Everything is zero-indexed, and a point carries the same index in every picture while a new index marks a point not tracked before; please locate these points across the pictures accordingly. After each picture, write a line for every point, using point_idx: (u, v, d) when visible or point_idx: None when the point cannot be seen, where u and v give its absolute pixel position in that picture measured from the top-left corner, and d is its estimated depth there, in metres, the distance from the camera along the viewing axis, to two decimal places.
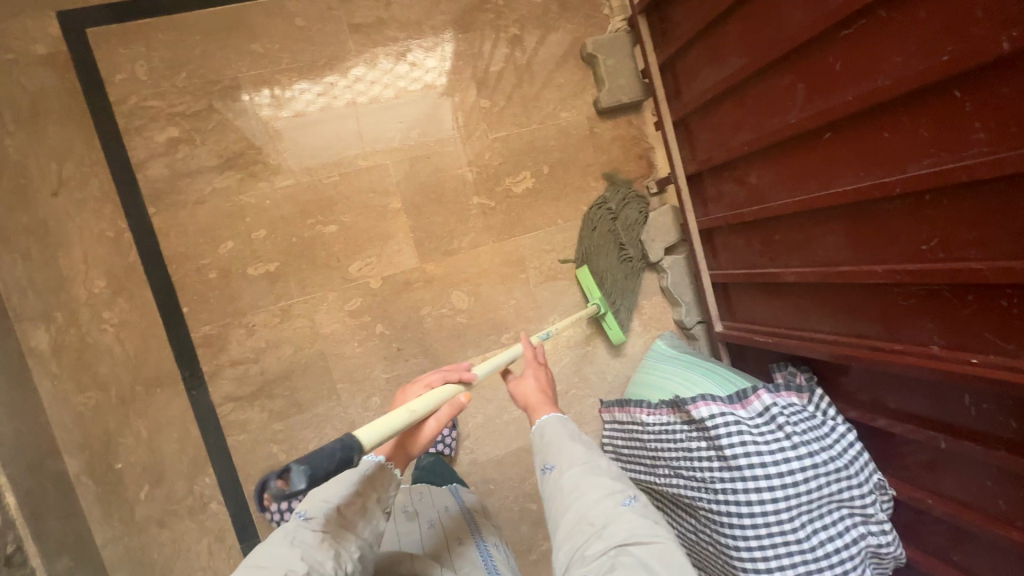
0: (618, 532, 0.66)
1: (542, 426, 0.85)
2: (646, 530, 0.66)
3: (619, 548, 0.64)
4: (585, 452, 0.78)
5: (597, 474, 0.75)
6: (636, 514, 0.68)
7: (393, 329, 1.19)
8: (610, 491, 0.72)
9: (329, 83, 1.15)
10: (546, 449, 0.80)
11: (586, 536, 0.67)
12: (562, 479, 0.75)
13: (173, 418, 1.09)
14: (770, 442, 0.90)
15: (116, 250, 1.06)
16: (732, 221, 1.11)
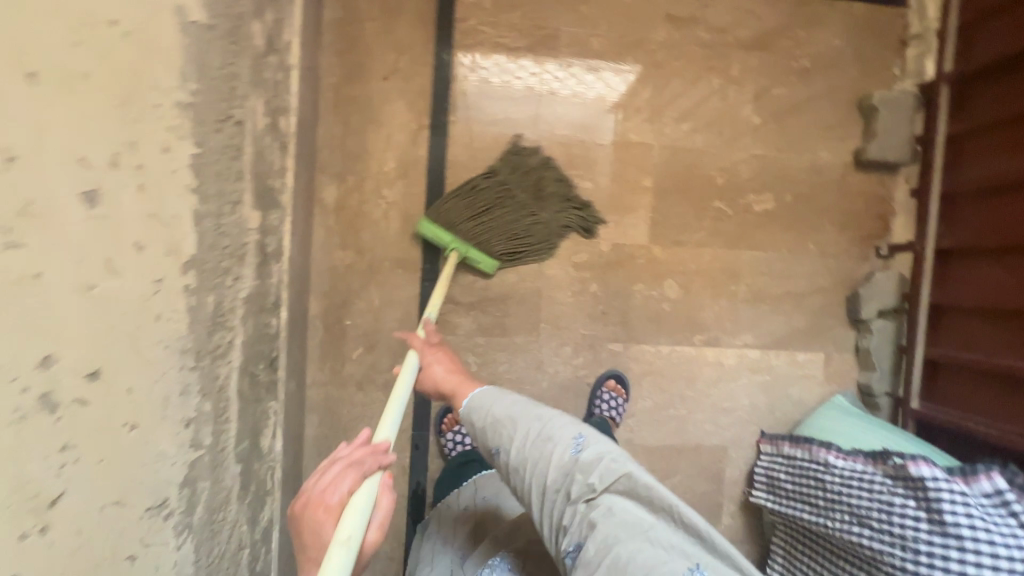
0: (581, 489, 0.79)
1: (469, 408, 0.90)
2: (602, 466, 0.80)
3: (590, 503, 0.79)
4: (528, 412, 0.86)
5: (545, 430, 0.84)
6: (607, 449, 0.82)
7: (605, 293, 1.26)
8: (557, 450, 0.82)
9: (549, 64, 1.22)
10: (485, 431, 0.86)
11: (558, 503, 0.81)
12: (512, 455, 0.84)
13: (401, 300, 1.20)
14: (998, 525, 0.88)
15: (412, 141, 1.19)
16: (980, 304, 1.10)
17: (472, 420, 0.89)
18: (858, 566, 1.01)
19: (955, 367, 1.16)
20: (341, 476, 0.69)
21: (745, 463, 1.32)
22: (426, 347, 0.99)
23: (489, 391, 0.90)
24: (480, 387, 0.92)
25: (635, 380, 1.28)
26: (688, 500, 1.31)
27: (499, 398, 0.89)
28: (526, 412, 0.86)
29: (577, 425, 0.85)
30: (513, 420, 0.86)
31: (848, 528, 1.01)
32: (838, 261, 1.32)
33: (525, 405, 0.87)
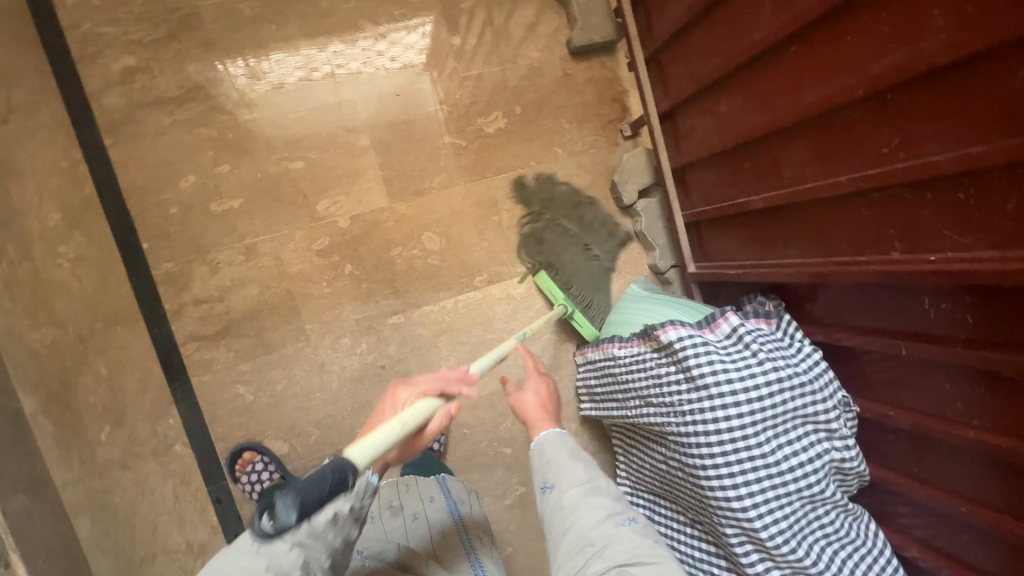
0: (617, 553, 0.67)
1: (539, 446, 0.85)
2: (647, 548, 0.69)
3: (616, 570, 0.65)
4: (593, 467, 0.80)
5: (596, 493, 0.76)
6: (636, 536, 0.70)
7: (362, 270, 1.17)
8: (605, 514, 0.73)
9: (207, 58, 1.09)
10: (546, 468, 0.81)
11: (586, 558, 0.68)
12: (564, 500, 0.76)
13: (134, 357, 1.06)
14: (737, 360, 0.90)
15: (71, 182, 1.02)
16: (703, 154, 1.11)
17: (545, 451, 0.84)
18: (659, 443, 1.02)
19: (708, 221, 1.18)
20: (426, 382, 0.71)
21: (569, 381, 1.31)
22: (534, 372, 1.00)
23: (559, 432, 0.86)
24: (549, 428, 0.88)
25: (430, 344, 1.22)
26: (529, 438, 1.29)
27: (564, 443, 0.84)
28: (580, 458, 0.81)
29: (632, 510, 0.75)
30: (587, 464, 0.80)
31: (640, 411, 1.02)
32: (589, 156, 1.31)
33: (584, 459, 0.81)
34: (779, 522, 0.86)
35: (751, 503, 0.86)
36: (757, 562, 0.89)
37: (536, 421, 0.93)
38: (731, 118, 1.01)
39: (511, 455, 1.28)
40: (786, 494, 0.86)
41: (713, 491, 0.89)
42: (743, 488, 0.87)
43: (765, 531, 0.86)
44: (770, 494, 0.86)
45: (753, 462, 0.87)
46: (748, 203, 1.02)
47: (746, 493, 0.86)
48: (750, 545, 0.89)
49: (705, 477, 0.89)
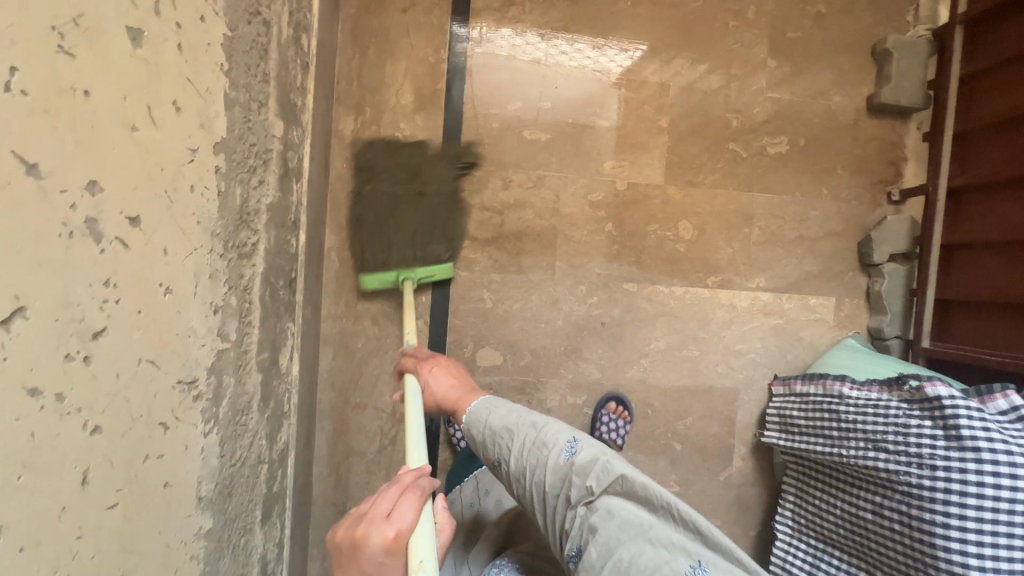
0: (580, 493, 0.80)
1: (468, 424, 0.93)
2: (598, 466, 0.80)
3: (590, 506, 0.79)
4: (508, 413, 0.90)
5: (534, 439, 0.86)
6: (582, 453, 0.82)
7: (620, 232, 1.26)
8: (550, 454, 0.83)
9: (567, 9, 1.23)
10: (486, 443, 0.90)
11: (560, 509, 0.82)
12: (512, 467, 0.86)
13: (418, 234, 1.20)
14: (1017, 438, 0.88)
15: (430, 75, 1.19)
16: (991, 238, 1.12)
17: (472, 433, 0.91)
18: (873, 490, 1.01)
19: (967, 304, 1.18)
20: (400, 501, 0.60)
21: (756, 406, 1.32)
22: (419, 361, 1.02)
23: (486, 401, 0.93)
24: (479, 397, 0.95)
25: (648, 320, 1.28)
26: (700, 442, 1.31)
27: (497, 407, 0.92)
28: (522, 419, 0.89)
29: (572, 430, 0.86)
30: (508, 430, 0.88)
31: (864, 454, 1.02)
32: (850, 205, 1.34)
33: (515, 410, 0.91)
34: None
35: None
36: None
37: (456, 398, 0.97)
38: None
39: (679, 451, 1.31)
40: None
41: (947, 552, 0.88)
42: (987, 561, 0.85)
43: None
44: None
45: (1007, 540, 0.85)
46: None
47: (989, 568, 0.85)
48: None
49: (943, 537, 0.89)
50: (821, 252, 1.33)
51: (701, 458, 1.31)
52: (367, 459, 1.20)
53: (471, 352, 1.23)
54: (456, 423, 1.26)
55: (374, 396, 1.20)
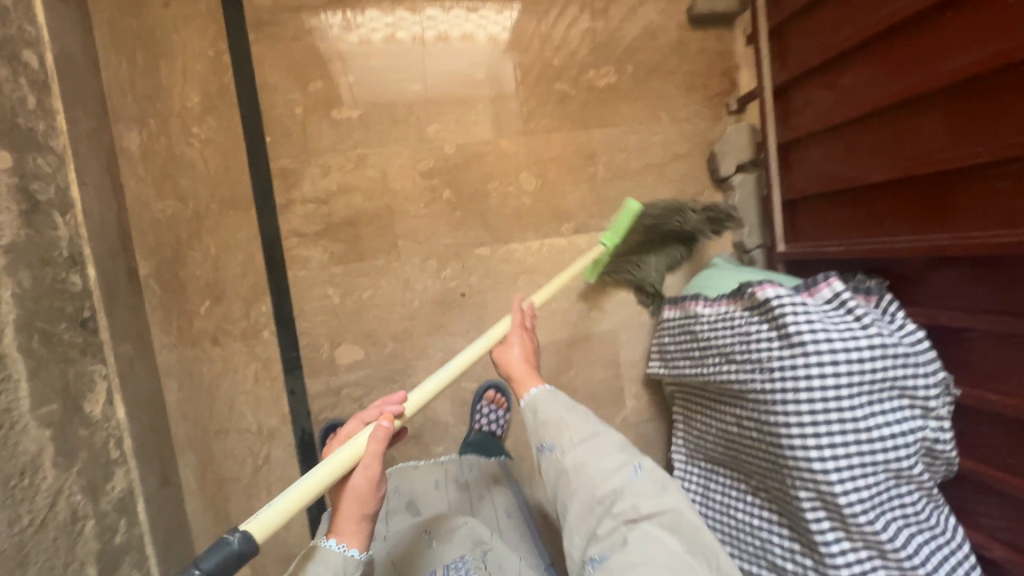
0: (626, 509, 0.78)
1: (529, 404, 0.90)
2: (659, 497, 0.80)
3: (630, 526, 0.77)
4: (582, 423, 0.87)
5: (595, 450, 0.84)
6: (643, 481, 0.81)
7: (459, 197, 1.21)
8: (614, 471, 0.82)
9: None
10: (537, 430, 0.88)
11: (597, 514, 0.79)
12: (564, 461, 0.84)
13: (241, 242, 1.12)
14: (839, 324, 0.88)
15: (214, 69, 1.10)
16: (814, 128, 1.10)
17: (531, 413, 0.89)
18: (733, 402, 1.01)
19: (806, 200, 1.17)
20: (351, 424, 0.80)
21: (637, 343, 1.31)
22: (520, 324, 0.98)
23: (545, 391, 0.90)
24: (538, 384, 0.92)
25: (509, 281, 1.24)
26: (588, 391, 1.30)
27: (556, 402, 0.89)
28: (578, 417, 0.87)
29: (639, 456, 0.84)
30: (568, 424, 0.86)
31: (719, 368, 1.01)
32: (691, 124, 1.31)
33: (573, 414, 0.87)
34: (860, 489, 0.84)
35: (834, 465, 0.85)
36: (828, 530, 0.87)
37: (521, 375, 0.93)
38: (856, 90, 1.00)
39: None
40: (871, 463, 0.85)
41: (793, 450, 0.88)
42: (825, 450, 0.85)
43: (844, 497, 0.84)
44: (853, 460, 0.85)
45: (841, 426, 0.85)
46: (862, 178, 1.01)
47: (830, 456, 0.85)
48: (822, 512, 0.88)
49: (787, 435, 0.89)
50: (671, 176, 1.31)
51: (593, 406, 1.30)
52: (244, 484, 1.15)
53: (329, 352, 1.17)
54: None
55: (234, 419, 1.14)
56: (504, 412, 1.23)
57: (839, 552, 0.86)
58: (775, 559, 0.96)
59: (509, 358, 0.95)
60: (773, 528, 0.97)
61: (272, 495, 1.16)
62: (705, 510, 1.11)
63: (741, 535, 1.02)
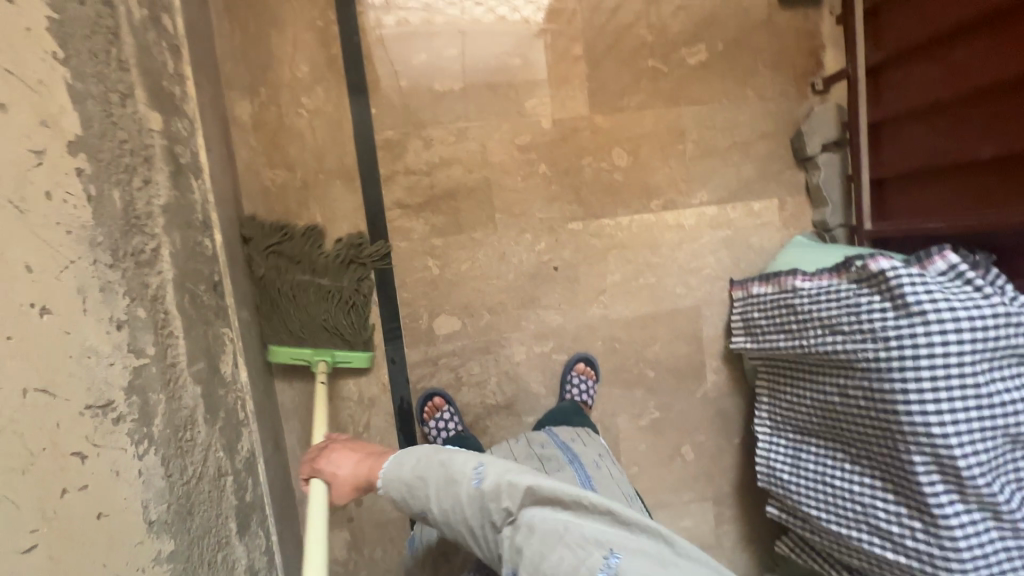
0: (502, 514, 0.70)
1: (385, 486, 0.78)
2: (508, 486, 0.71)
3: (514, 524, 0.70)
4: (419, 457, 0.77)
5: (437, 467, 0.75)
6: (489, 480, 0.72)
7: (554, 172, 1.22)
8: (456, 482, 0.73)
9: None
10: (405, 499, 0.77)
11: (490, 535, 0.72)
12: (434, 512, 0.75)
13: (346, 212, 1.14)
14: (957, 293, 0.90)
15: (322, 40, 1.11)
16: (914, 105, 1.12)
17: (389, 492, 0.77)
18: (836, 373, 1.04)
19: (899, 178, 1.19)
20: None
21: (720, 318, 1.34)
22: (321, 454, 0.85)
23: (394, 459, 0.78)
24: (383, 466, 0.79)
25: (600, 255, 1.26)
26: (672, 365, 1.33)
27: (405, 455, 0.78)
28: (431, 464, 0.76)
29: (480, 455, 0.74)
30: (421, 477, 0.76)
31: (824, 339, 1.04)
32: (777, 103, 1.32)
33: (421, 454, 0.78)
34: (978, 453, 0.87)
35: (953, 430, 0.88)
36: (942, 493, 0.90)
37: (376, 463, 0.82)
38: (964, 68, 1.01)
39: (653, 378, 1.32)
40: (988, 427, 0.88)
41: (909, 416, 0.91)
42: (944, 415, 0.88)
43: (963, 460, 0.87)
44: (971, 424, 0.88)
45: (960, 392, 0.88)
46: (969, 154, 1.03)
47: (948, 421, 0.88)
48: (936, 475, 0.91)
49: (903, 402, 0.92)
50: (756, 155, 1.33)
51: (676, 380, 1.33)
52: None
53: (427, 323, 1.19)
54: (431, 422, 1.18)
55: (337, 387, 1.17)
56: (592, 383, 1.25)
57: (953, 513, 0.90)
58: (879, 522, 0.99)
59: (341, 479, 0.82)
60: (876, 493, 1.00)
61: None
62: (796, 478, 1.14)
63: (839, 501, 1.06)
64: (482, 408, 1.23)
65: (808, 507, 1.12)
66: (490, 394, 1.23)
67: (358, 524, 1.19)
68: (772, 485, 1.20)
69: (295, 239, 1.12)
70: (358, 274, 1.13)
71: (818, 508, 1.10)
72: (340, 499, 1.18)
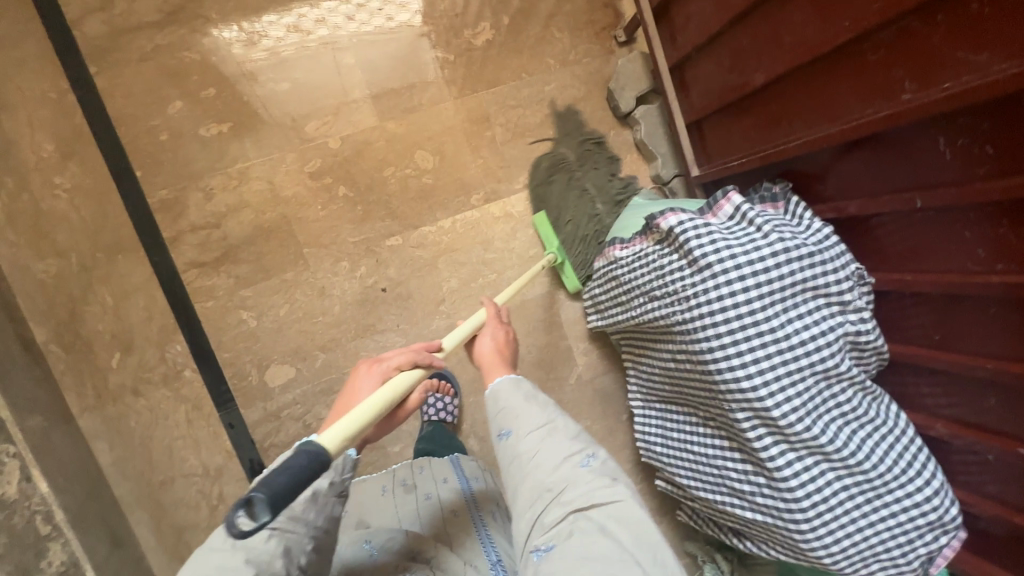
0: (576, 498, 0.67)
1: (493, 393, 0.81)
2: (604, 486, 0.68)
3: (577, 517, 0.66)
4: (536, 409, 0.77)
5: (551, 432, 0.74)
6: (594, 472, 0.69)
7: (356, 191, 1.16)
8: (569, 449, 0.72)
9: None
10: (496, 416, 0.78)
11: (545, 504, 0.68)
12: (519, 446, 0.74)
13: (137, 285, 1.07)
14: (741, 236, 0.85)
15: (61, 111, 1.03)
16: (700, 39, 1.04)
17: (496, 399, 0.80)
18: (664, 339, 0.98)
19: (709, 117, 1.12)
20: (399, 353, 0.76)
21: (575, 299, 1.28)
22: (493, 317, 1.02)
23: (512, 379, 0.82)
24: (507, 374, 0.92)
25: (429, 265, 1.20)
26: (536, 358, 1.27)
27: (527, 395, 0.79)
28: (525, 403, 0.77)
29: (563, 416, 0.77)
30: (546, 416, 0.76)
31: (646, 308, 0.98)
32: (581, 65, 1.26)
33: (532, 402, 0.78)
34: (792, 400, 0.82)
35: (762, 381, 0.83)
36: (771, 446, 0.85)
37: (494, 363, 0.95)
38: None
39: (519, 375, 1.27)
40: (797, 371, 0.82)
41: (721, 374, 0.86)
42: (750, 367, 0.83)
43: (776, 410, 0.82)
44: (779, 371, 0.82)
45: (760, 341, 0.83)
46: (752, 81, 0.95)
47: (755, 372, 0.83)
48: (761, 429, 0.86)
49: (713, 361, 0.86)
50: (573, 123, 1.26)
51: (544, 372, 1.28)
52: (203, 528, 1.12)
53: (258, 378, 1.13)
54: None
55: (177, 465, 1.11)
56: (452, 399, 1.22)
57: (785, 464, 0.85)
58: (733, 485, 0.94)
59: (480, 351, 0.97)
60: (725, 454, 0.95)
61: None
62: (667, 450, 1.09)
63: (701, 467, 1.01)
64: None
65: (681, 476, 1.07)
66: None
67: None
68: (654, 459, 1.15)
69: None
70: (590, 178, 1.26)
71: (688, 476, 1.05)
72: None
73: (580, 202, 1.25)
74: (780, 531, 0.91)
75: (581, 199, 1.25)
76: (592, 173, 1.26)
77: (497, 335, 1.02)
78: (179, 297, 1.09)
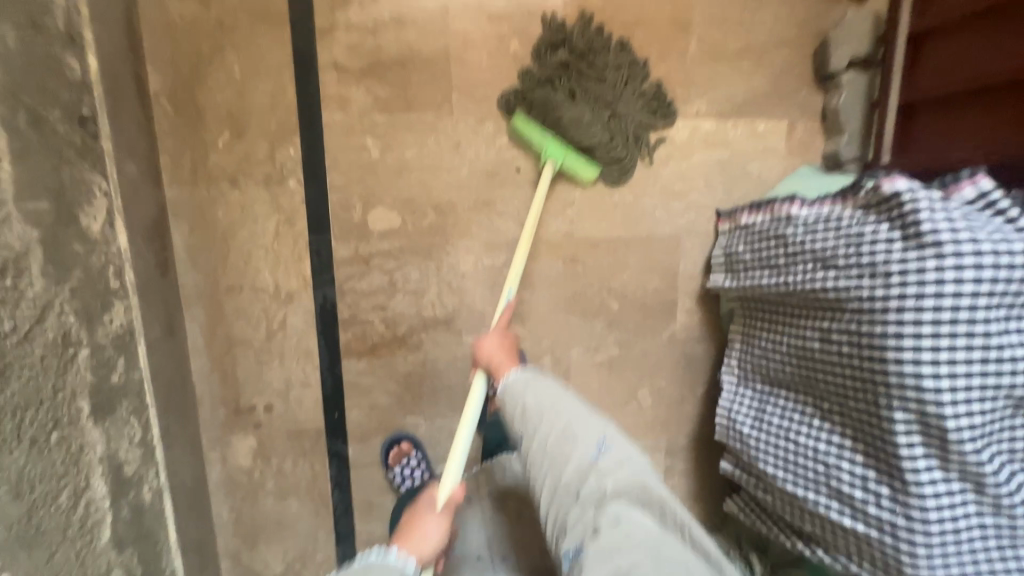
0: (594, 491, 0.77)
1: (504, 392, 0.87)
2: (622, 476, 0.79)
3: (602, 507, 0.76)
4: (558, 409, 0.83)
5: (569, 428, 0.81)
6: (609, 464, 0.79)
7: (528, 53, 1.03)
8: (576, 451, 0.80)
9: None
10: (515, 416, 0.85)
11: (568, 502, 0.78)
12: (536, 445, 0.82)
13: (271, 67, 0.95)
14: (985, 225, 0.74)
15: None
16: (972, 7, 0.90)
17: (507, 403, 0.86)
18: (822, 315, 0.88)
19: (934, 101, 1.00)
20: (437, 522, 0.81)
21: (701, 253, 1.18)
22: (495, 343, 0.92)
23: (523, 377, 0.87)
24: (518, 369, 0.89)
25: None
26: (639, 299, 1.17)
27: (536, 385, 0.86)
28: (543, 404, 0.84)
29: (603, 428, 0.83)
30: (545, 416, 0.83)
31: (812, 274, 0.87)
32: (803, 4, 1.11)
33: (564, 405, 0.84)
34: (972, 415, 0.75)
35: (949, 387, 0.74)
36: (920, 458, 0.78)
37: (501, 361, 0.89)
38: None
39: (616, 310, 1.17)
40: (992, 388, 0.75)
41: (900, 367, 0.77)
42: (943, 368, 0.74)
43: (953, 422, 0.74)
44: (971, 384, 0.74)
45: (966, 345, 0.74)
46: None
47: (945, 376, 0.74)
48: (918, 437, 0.78)
49: (895, 350, 0.77)
50: (772, 65, 1.12)
51: (641, 316, 1.18)
52: (255, 348, 1.04)
53: (361, 216, 1.02)
54: (396, 467, 1.10)
55: (250, 275, 1.01)
56: None
57: (929, 480, 0.78)
58: (841, 486, 0.87)
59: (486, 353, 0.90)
60: (844, 454, 0.87)
61: (285, 365, 1.05)
62: (755, 436, 1.00)
63: (799, 460, 0.93)
64: (417, 320, 1.08)
65: (763, 466, 0.98)
66: (428, 305, 1.08)
67: (266, 432, 1.07)
68: (729, 439, 1.05)
69: (207, 92, 0.94)
70: (589, 58, 1.02)
71: (774, 466, 0.97)
72: (246, 402, 1.06)
73: (596, 106, 1.01)
74: (879, 548, 0.84)
75: (618, 130, 1.03)
76: (598, 59, 1.02)
77: (502, 334, 0.93)
78: (309, 96, 0.97)
